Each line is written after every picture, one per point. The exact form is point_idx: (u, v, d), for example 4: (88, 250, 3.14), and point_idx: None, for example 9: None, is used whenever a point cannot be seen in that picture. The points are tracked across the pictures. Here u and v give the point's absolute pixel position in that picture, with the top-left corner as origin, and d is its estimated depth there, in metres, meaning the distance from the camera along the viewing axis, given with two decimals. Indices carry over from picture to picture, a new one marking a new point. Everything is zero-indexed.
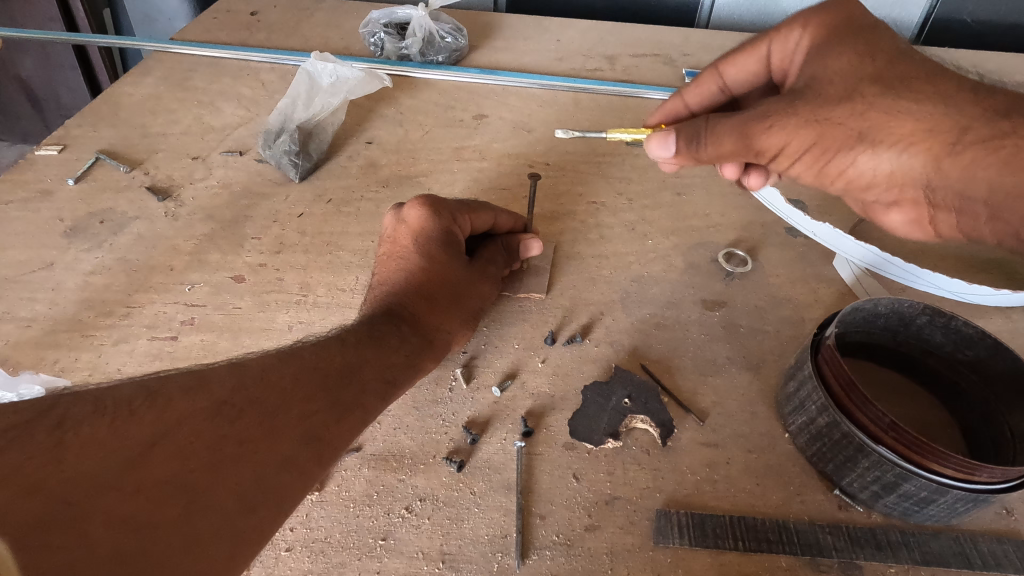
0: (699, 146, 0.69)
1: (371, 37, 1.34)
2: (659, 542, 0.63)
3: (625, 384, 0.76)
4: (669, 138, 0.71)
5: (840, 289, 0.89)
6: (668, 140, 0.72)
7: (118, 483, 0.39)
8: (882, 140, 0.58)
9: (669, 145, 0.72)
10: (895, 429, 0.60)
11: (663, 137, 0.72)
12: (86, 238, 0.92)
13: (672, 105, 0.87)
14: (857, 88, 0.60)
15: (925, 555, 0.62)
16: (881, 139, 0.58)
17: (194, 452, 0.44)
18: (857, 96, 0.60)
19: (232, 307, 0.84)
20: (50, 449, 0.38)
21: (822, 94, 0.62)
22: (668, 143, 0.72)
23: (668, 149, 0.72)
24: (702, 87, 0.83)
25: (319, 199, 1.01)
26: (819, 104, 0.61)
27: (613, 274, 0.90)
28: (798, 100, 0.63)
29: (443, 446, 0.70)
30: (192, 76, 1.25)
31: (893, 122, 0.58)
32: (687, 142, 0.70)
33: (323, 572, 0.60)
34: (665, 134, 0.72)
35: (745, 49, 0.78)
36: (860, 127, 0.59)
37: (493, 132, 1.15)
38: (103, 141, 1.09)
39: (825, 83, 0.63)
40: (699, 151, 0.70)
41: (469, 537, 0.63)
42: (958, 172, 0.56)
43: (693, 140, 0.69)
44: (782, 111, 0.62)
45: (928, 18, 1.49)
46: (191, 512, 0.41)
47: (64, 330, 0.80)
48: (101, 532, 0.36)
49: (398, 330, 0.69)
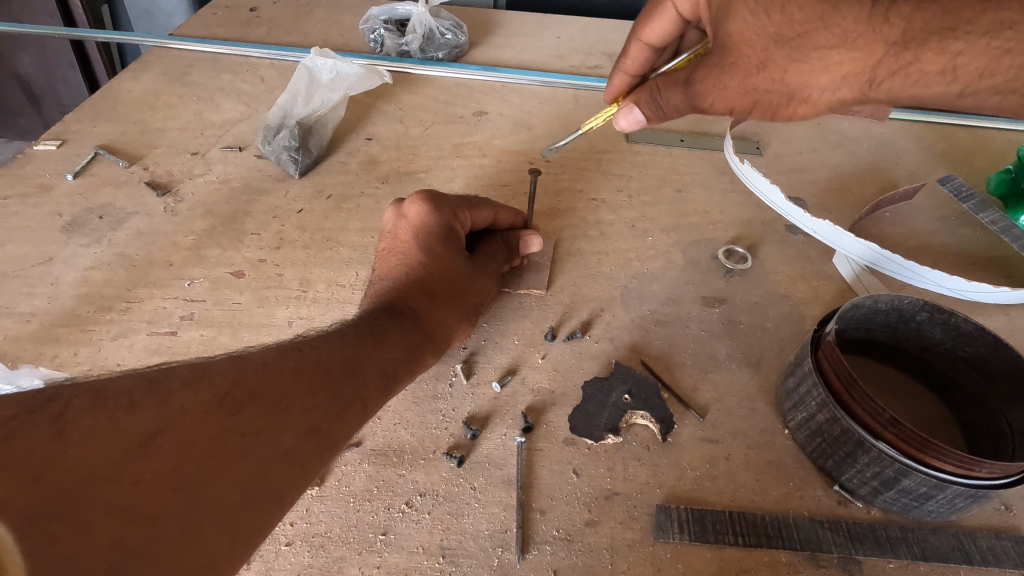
0: (661, 109, 0.75)
1: (371, 33, 1.33)
2: (659, 537, 0.63)
3: (626, 380, 0.76)
4: (632, 113, 0.76)
5: (840, 286, 0.89)
6: (633, 115, 0.76)
7: (119, 474, 0.38)
8: (810, 94, 0.64)
9: (635, 118, 0.76)
10: (895, 425, 0.60)
11: (626, 115, 0.76)
12: (85, 233, 0.92)
13: (618, 83, 0.88)
14: (769, 55, 0.63)
15: (924, 551, 0.62)
16: (809, 93, 0.64)
17: (196, 445, 0.43)
18: (772, 63, 0.63)
19: (231, 302, 0.84)
20: (50, 439, 0.37)
21: (741, 62, 0.65)
22: (632, 119, 0.76)
23: (636, 123, 0.77)
24: (637, 57, 0.84)
25: (319, 195, 1.01)
26: (744, 74, 0.66)
27: (613, 270, 0.90)
28: (726, 67, 0.66)
29: (443, 441, 0.70)
30: (191, 72, 1.25)
31: (813, 78, 0.63)
32: (645, 109, 0.75)
33: (323, 567, 0.60)
34: (625, 110, 0.76)
35: (656, 10, 0.79)
36: (789, 89, 0.65)
37: (494, 129, 1.15)
38: (102, 136, 1.08)
39: (739, 44, 0.65)
40: (664, 120, 0.77)
41: (470, 532, 0.63)
42: (884, 93, 0.63)
43: (652, 106, 0.74)
44: (721, 75, 0.67)
45: None
46: (192, 504, 0.41)
47: (63, 325, 0.80)
48: (101, 523, 0.36)
49: (399, 325, 0.68)
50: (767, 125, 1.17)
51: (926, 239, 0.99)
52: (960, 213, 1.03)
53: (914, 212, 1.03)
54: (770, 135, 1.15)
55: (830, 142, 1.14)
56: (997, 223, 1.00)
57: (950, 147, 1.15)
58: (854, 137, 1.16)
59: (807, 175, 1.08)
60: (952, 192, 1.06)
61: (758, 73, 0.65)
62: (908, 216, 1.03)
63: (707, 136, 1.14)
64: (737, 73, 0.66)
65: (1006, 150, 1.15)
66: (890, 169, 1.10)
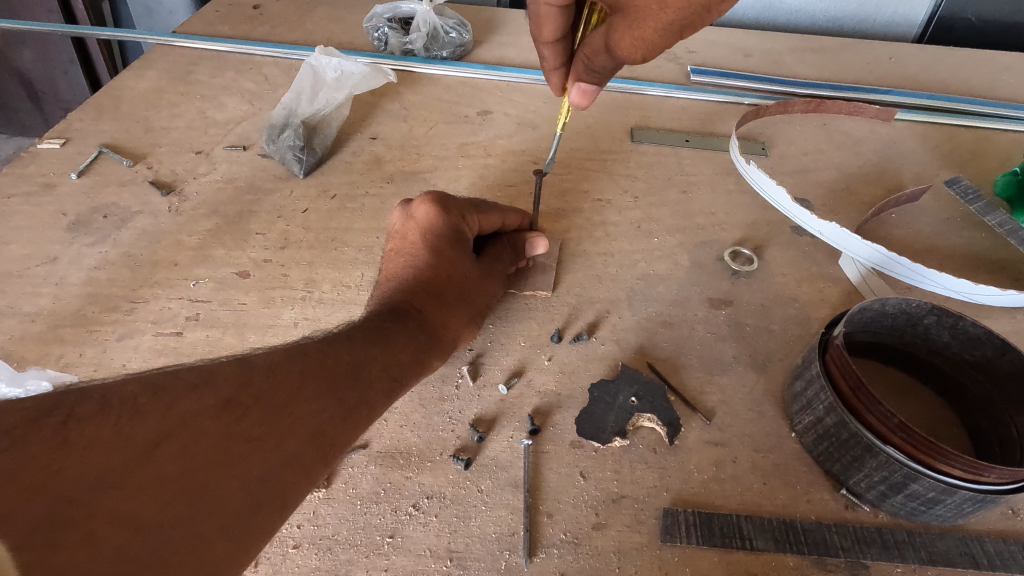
0: (602, 72, 0.70)
1: (375, 31, 1.32)
2: (666, 540, 0.63)
3: (632, 382, 0.76)
4: (580, 89, 0.72)
5: (846, 288, 0.89)
6: (582, 92, 0.73)
7: (123, 483, 0.38)
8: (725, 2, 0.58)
9: (586, 91, 0.73)
10: (903, 430, 0.60)
11: (576, 95, 0.73)
12: (89, 232, 0.91)
13: (556, 81, 0.78)
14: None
15: (931, 555, 0.62)
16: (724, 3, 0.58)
17: (200, 451, 0.43)
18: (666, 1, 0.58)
19: (237, 303, 0.84)
20: (54, 447, 0.37)
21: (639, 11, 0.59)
22: (583, 93, 0.73)
23: (590, 93, 0.73)
24: (555, 54, 0.73)
25: (323, 195, 1.00)
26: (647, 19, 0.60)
27: (619, 272, 0.90)
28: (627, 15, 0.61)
29: (449, 443, 0.70)
30: (194, 70, 1.24)
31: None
32: (586, 78, 0.71)
33: (331, 570, 0.60)
34: (571, 91, 0.73)
35: (538, 16, 0.69)
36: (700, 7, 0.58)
37: (498, 128, 1.14)
38: (106, 135, 1.08)
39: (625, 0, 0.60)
40: (605, 74, 0.71)
41: (477, 535, 0.63)
42: None
43: (590, 73, 0.70)
44: (631, 32, 0.61)
45: (933, 16, 1.50)
46: (196, 511, 0.41)
47: (68, 325, 0.80)
48: (104, 532, 0.36)
49: (405, 328, 0.68)
50: (772, 125, 1.17)
51: (932, 241, 0.99)
52: (966, 215, 1.03)
53: (920, 214, 1.03)
54: (775, 136, 1.15)
55: (835, 143, 1.14)
56: (1004, 225, 1.00)
57: (956, 148, 1.15)
58: (860, 138, 1.16)
59: (813, 176, 1.08)
60: (959, 194, 1.05)
61: (665, 10, 0.59)
62: (914, 218, 1.02)
63: (712, 136, 1.14)
64: (646, 26, 0.60)
65: (1012, 152, 1.15)
66: (896, 170, 1.10)
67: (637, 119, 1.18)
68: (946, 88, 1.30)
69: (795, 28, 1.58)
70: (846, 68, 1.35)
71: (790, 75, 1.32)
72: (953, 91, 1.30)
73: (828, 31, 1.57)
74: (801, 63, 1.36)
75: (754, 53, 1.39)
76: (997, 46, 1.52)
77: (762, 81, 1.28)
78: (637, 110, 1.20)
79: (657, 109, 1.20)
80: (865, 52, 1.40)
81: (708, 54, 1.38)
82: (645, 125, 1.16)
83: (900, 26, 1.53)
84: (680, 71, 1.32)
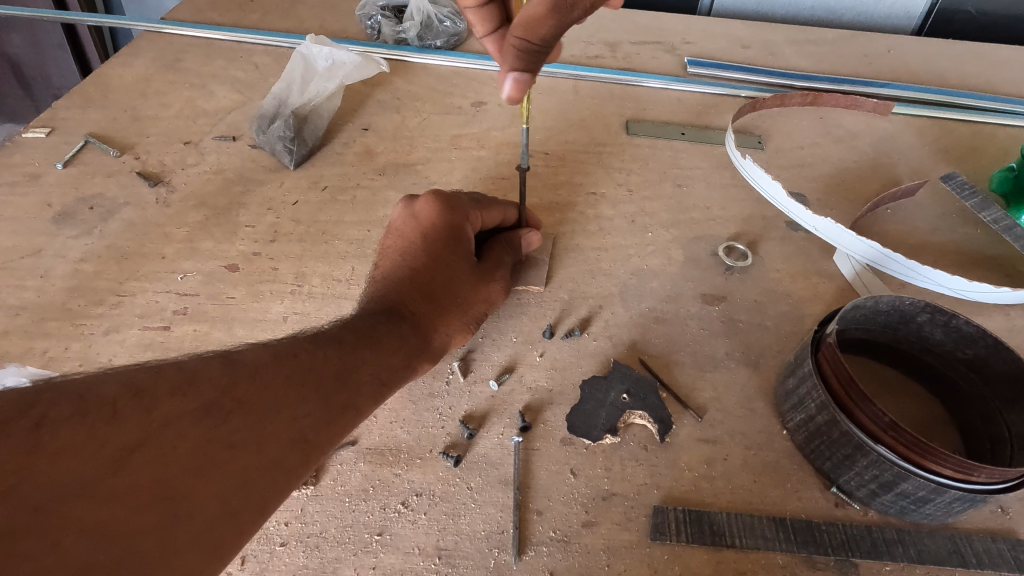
0: (537, 56, 0.67)
1: (369, 20, 1.31)
2: (655, 538, 0.62)
3: (624, 379, 0.75)
4: (513, 76, 0.67)
5: (840, 284, 0.88)
6: (515, 81, 0.67)
7: (94, 490, 0.38)
8: None
9: (519, 81, 0.68)
10: (894, 429, 0.59)
11: (507, 86, 0.68)
12: (74, 224, 0.90)
13: None
14: None
15: (921, 553, 0.62)
16: None
17: (179, 456, 0.42)
18: None
19: (225, 297, 0.83)
20: (23, 453, 0.37)
21: None
22: (517, 82, 0.68)
23: (522, 84, 0.68)
24: None
25: (314, 186, 0.99)
26: None
27: (613, 266, 0.90)
28: None
29: (439, 440, 0.69)
30: (183, 59, 1.22)
31: None
32: (517, 66, 0.67)
33: (318, 568, 0.60)
34: (505, 83, 0.68)
35: None
36: None
37: (492, 120, 1.13)
38: (92, 124, 1.06)
39: None
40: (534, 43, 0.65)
41: (466, 533, 0.62)
42: None
43: (523, 57, 0.67)
44: None
45: (933, 7, 1.48)
46: (170, 519, 0.40)
47: (53, 318, 0.79)
48: (73, 540, 0.35)
49: (398, 329, 0.67)
50: (768, 119, 1.16)
51: (927, 236, 0.98)
52: (962, 211, 1.02)
53: (916, 209, 1.02)
54: (771, 129, 1.14)
55: (832, 137, 1.13)
56: (1000, 222, 0.99)
57: (954, 143, 1.14)
58: (856, 132, 1.15)
59: (810, 170, 1.07)
60: (955, 189, 1.05)
61: None
62: (909, 213, 1.02)
63: (709, 129, 1.13)
64: None
65: (1009, 146, 1.14)
66: (893, 165, 1.09)
67: (632, 111, 1.16)
68: (944, 81, 1.30)
69: (794, 19, 1.56)
70: (843, 60, 1.34)
71: (787, 67, 1.31)
72: (952, 85, 1.29)
73: (828, 22, 1.55)
74: (800, 55, 1.34)
75: (752, 45, 1.37)
76: (994, 38, 1.51)
77: (759, 74, 1.27)
78: (633, 102, 1.19)
79: (653, 102, 1.19)
80: (864, 44, 1.38)
81: (705, 45, 1.36)
82: (640, 118, 1.15)
83: (898, 18, 1.52)
84: (676, 62, 1.31)
